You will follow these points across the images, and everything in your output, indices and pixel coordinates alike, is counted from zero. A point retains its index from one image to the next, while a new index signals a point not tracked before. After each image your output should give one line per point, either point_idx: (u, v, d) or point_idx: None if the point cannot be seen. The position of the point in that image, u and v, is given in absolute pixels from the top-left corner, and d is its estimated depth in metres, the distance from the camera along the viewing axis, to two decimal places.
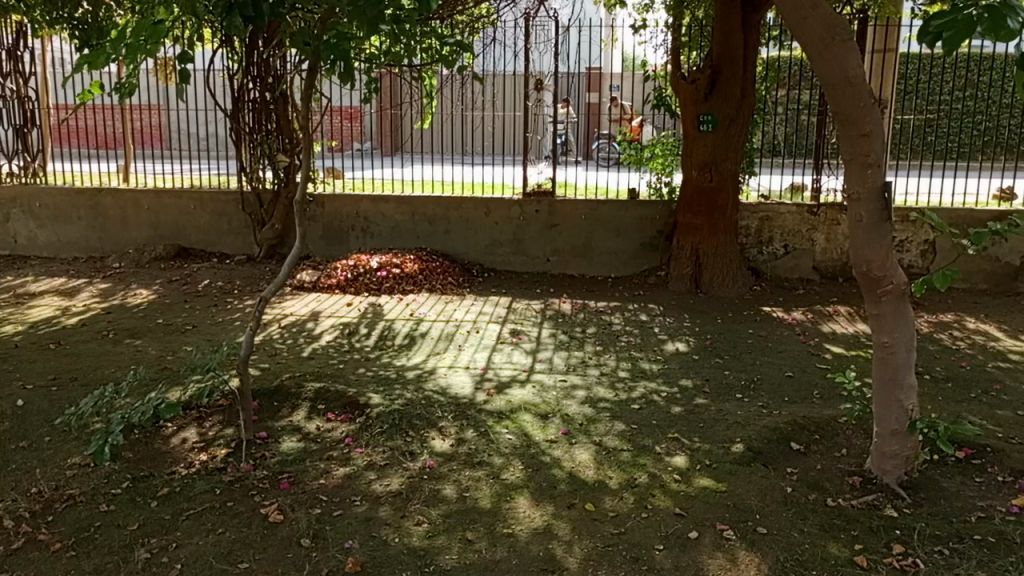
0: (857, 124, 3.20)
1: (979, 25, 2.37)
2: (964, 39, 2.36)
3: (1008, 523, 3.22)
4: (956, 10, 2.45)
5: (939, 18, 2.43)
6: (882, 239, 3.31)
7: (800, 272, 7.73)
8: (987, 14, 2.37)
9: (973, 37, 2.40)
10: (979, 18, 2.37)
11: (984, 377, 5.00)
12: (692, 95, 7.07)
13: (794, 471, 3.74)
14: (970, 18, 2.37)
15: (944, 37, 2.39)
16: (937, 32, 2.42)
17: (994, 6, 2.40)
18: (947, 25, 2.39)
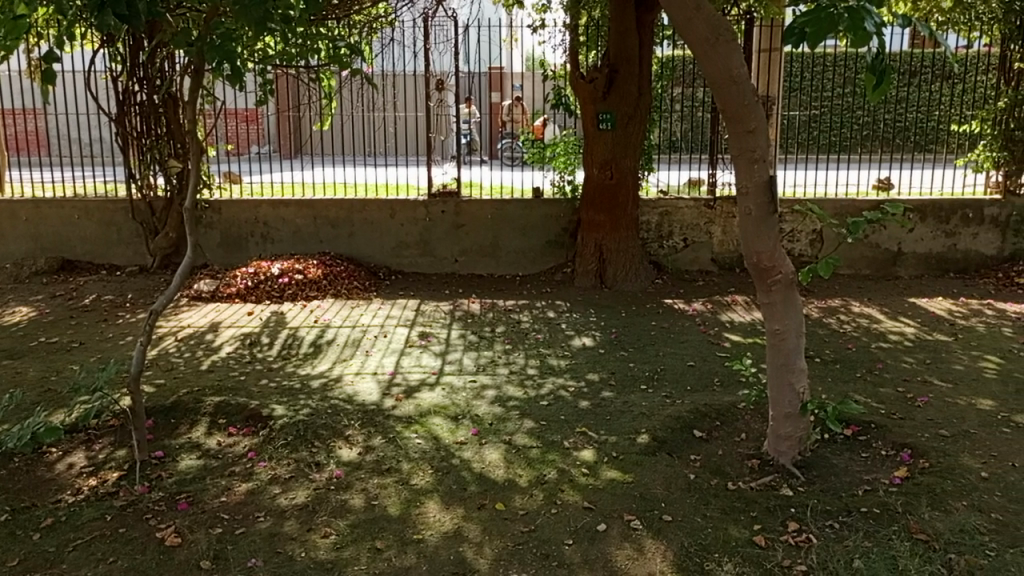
0: (742, 121, 3.33)
1: (839, 24, 2.54)
2: (824, 37, 2.53)
3: (892, 493, 3.40)
4: (821, 9, 2.60)
5: (806, 14, 2.60)
6: (769, 231, 3.46)
7: (699, 264, 8.00)
8: (848, 14, 2.54)
9: (833, 34, 2.58)
10: (840, 18, 2.55)
11: (868, 357, 5.30)
12: (590, 94, 7.20)
13: (696, 458, 3.86)
14: (831, 17, 2.54)
15: (807, 33, 2.58)
16: (801, 32, 2.58)
17: (855, 7, 2.57)
18: (810, 22, 2.57)
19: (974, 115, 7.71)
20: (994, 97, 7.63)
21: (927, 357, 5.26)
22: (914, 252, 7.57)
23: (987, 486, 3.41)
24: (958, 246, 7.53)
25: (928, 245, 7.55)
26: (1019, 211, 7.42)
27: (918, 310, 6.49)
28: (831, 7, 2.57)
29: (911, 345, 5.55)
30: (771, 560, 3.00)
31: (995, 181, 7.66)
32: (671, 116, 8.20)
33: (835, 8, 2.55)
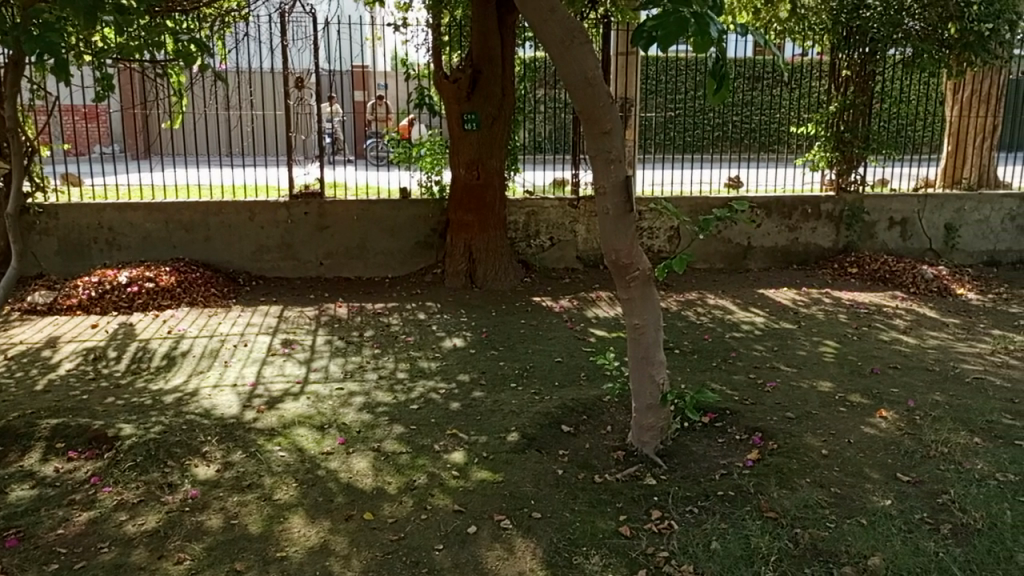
0: (598, 123, 3.41)
1: (688, 28, 2.65)
2: (674, 41, 2.63)
3: (744, 475, 3.59)
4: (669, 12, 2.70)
5: (656, 16, 2.69)
6: (626, 229, 3.56)
7: (565, 262, 8.17)
8: (695, 19, 2.65)
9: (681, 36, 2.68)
10: (687, 23, 2.65)
11: (723, 346, 5.60)
12: (455, 94, 7.19)
13: (565, 453, 3.92)
14: (680, 21, 2.65)
15: (657, 35, 2.67)
16: (651, 35, 2.67)
17: (701, 12, 2.68)
18: (661, 24, 2.66)
19: (810, 118, 8.35)
20: (825, 102, 8.26)
21: (775, 345, 5.62)
22: (762, 246, 8.08)
23: (827, 463, 3.67)
24: (799, 240, 8.11)
25: (773, 239, 8.09)
26: (850, 206, 8.08)
27: (766, 300, 6.93)
28: (679, 11, 2.67)
29: (760, 334, 5.91)
30: (636, 549, 3.09)
31: (830, 179, 8.31)
32: (535, 117, 8.32)
33: (683, 13, 2.66)
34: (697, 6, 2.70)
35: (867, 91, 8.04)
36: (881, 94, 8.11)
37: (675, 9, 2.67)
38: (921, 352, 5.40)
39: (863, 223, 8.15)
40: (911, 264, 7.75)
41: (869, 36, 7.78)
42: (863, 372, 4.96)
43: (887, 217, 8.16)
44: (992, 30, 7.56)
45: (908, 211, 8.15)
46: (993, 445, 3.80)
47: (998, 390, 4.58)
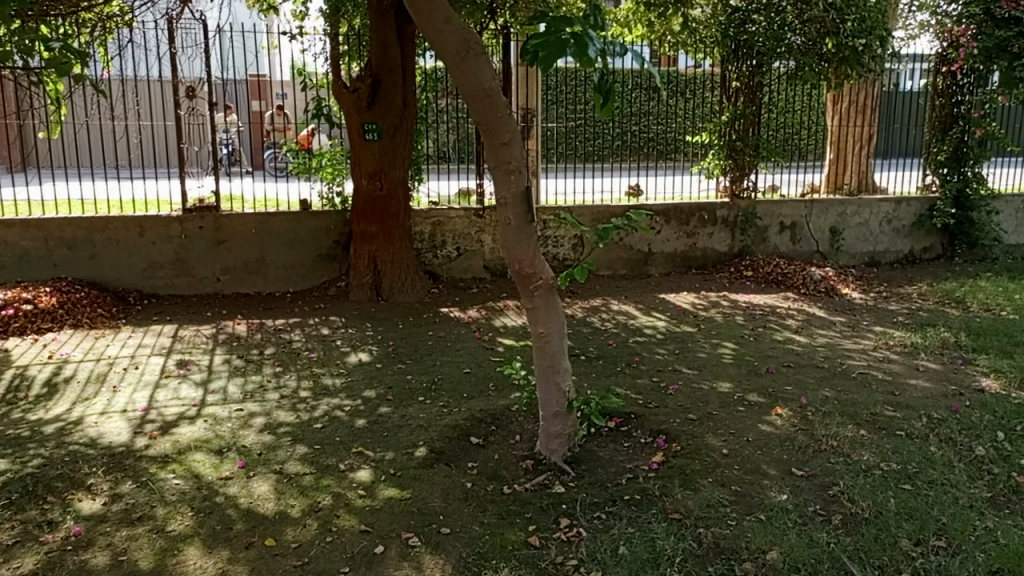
0: (497, 133, 3.41)
1: (567, 49, 2.68)
2: (553, 60, 2.67)
3: (649, 478, 3.66)
4: (553, 31, 2.74)
5: (538, 38, 2.72)
6: (528, 239, 3.57)
7: (473, 271, 8.15)
8: (574, 40, 2.68)
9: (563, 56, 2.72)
10: (567, 43, 2.69)
11: (627, 351, 5.71)
12: (355, 104, 7.07)
13: (473, 465, 3.90)
14: (559, 42, 2.68)
15: (539, 56, 2.70)
16: (534, 52, 2.71)
17: (580, 34, 2.71)
18: (541, 46, 2.69)
19: (704, 127, 8.66)
20: (718, 111, 8.59)
21: (676, 348, 5.77)
22: (662, 252, 8.31)
23: (728, 461, 3.79)
24: (697, 245, 8.39)
25: (672, 245, 8.33)
26: (743, 212, 8.42)
27: (667, 305, 7.12)
28: (559, 33, 2.70)
29: (662, 338, 6.06)
30: (546, 559, 3.10)
31: (724, 186, 8.62)
32: (438, 126, 8.27)
33: (563, 34, 2.69)
34: (577, 28, 2.73)
35: (756, 101, 8.44)
36: (768, 105, 8.50)
37: (555, 31, 2.71)
38: (811, 350, 5.68)
39: (756, 228, 8.50)
40: (801, 266, 8.15)
41: (755, 49, 8.18)
42: (759, 372, 5.16)
43: (778, 222, 8.55)
44: (866, 45, 7.94)
45: (797, 215, 8.57)
46: (877, 436, 4.02)
47: (881, 383, 4.85)
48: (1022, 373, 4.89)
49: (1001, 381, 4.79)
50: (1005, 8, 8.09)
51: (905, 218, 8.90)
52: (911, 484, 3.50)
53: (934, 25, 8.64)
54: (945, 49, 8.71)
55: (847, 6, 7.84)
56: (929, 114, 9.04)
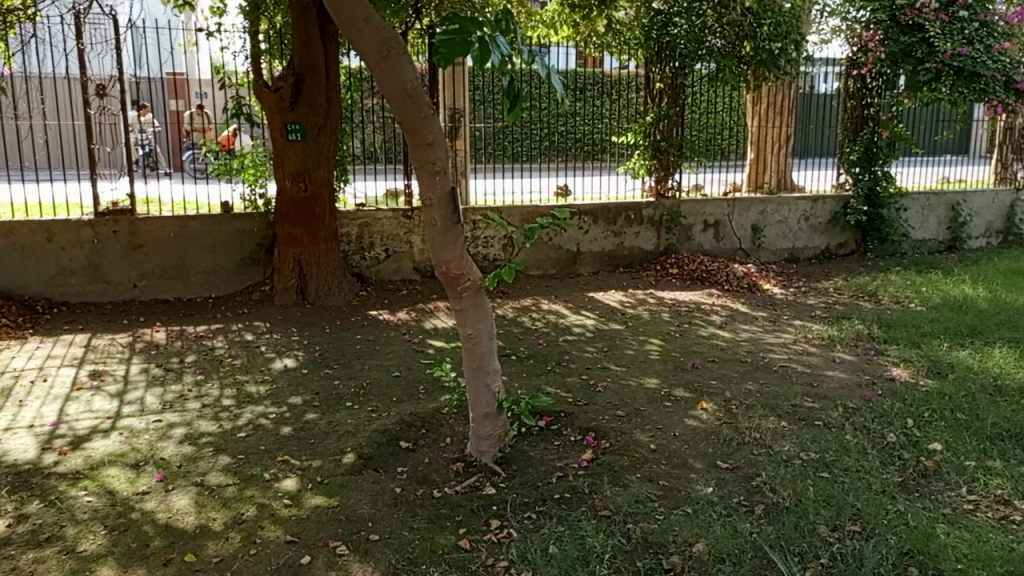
0: (420, 133, 3.38)
1: (471, 51, 2.66)
2: (455, 61, 2.65)
3: (579, 476, 3.69)
4: (462, 32, 2.71)
5: (446, 36, 2.70)
6: (455, 240, 3.54)
7: (402, 273, 8.05)
8: (479, 44, 2.66)
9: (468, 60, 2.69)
10: (471, 46, 2.66)
11: (557, 350, 5.74)
12: (277, 104, 6.90)
13: (403, 469, 3.84)
14: (464, 43, 2.66)
15: (442, 53, 2.67)
16: (439, 51, 2.68)
17: (488, 38, 2.69)
18: (447, 44, 2.67)
19: (630, 127, 8.79)
20: (642, 112, 8.74)
21: (605, 346, 5.84)
22: (591, 251, 8.40)
23: (655, 457, 3.85)
24: (625, 244, 8.52)
25: (600, 245, 8.43)
26: (668, 211, 8.59)
27: (596, 303, 7.20)
28: (467, 34, 2.68)
29: (591, 336, 6.12)
30: (476, 561, 3.08)
31: (650, 185, 8.78)
32: (365, 127, 8.14)
33: (470, 36, 2.67)
34: (486, 32, 2.71)
35: (678, 102, 8.64)
36: (690, 106, 8.70)
37: (463, 32, 2.68)
38: (734, 345, 5.83)
39: (681, 227, 8.69)
40: (724, 263, 8.37)
41: (677, 51, 8.35)
42: (685, 367, 5.27)
43: (702, 220, 8.76)
44: (782, 49, 8.29)
45: (720, 214, 8.80)
46: (797, 427, 4.15)
47: (800, 375, 5.02)
48: (929, 362, 5.13)
49: (911, 370, 5.02)
50: (909, 15, 8.65)
51: (821, 216, 9.25)
52: (828, 472, 3.63)
53: (846, 30, 9.06)
54: (855, 53, 9.09)
55: (763, 10, 8.15)
56: (841, 116, 9.39)
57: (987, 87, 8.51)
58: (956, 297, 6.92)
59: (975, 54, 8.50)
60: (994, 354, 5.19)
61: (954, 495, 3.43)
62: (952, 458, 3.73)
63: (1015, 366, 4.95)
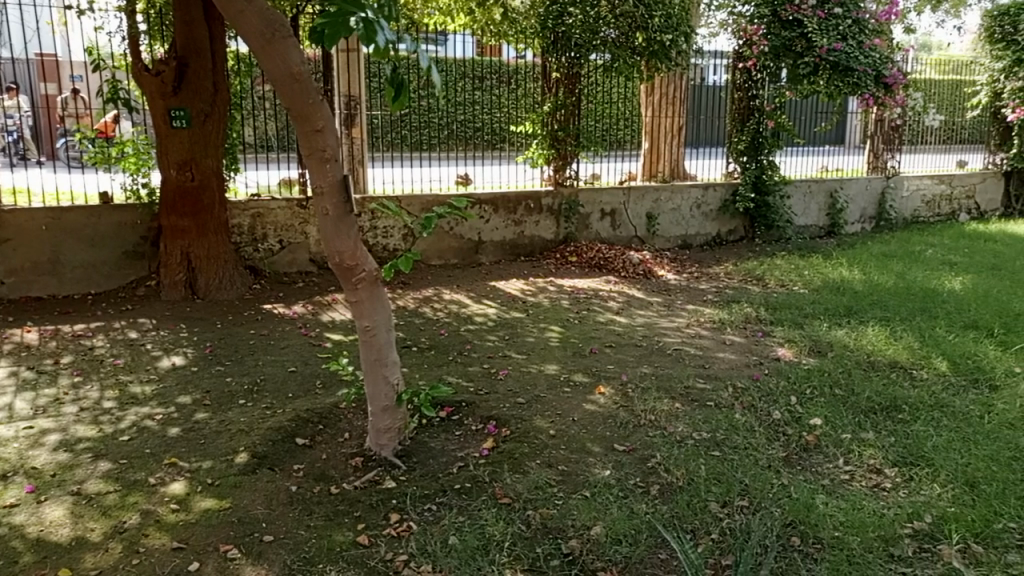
0: (310, 120, 3.26)
1: (356, 32, 2.57)
2: (337, 40, 2.56)
3: (480, 465, 3.69)
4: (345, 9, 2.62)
5: (328, 15, 2.59)
6: (348, 230, 3.45)
7: (298, 265, 7.81)
8: (363, 26, 2.56)
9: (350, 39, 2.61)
10: (354, 25, 2.57)
11: (458, 340, 5.72)
12: (158, 89, 6.53)
13: (299, 467, 3.73)
14: (347, 24, 2.56)
15: (326, 33, 2.58)
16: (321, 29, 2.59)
17: (371, 19, 2.61)
18: (330, 23, 2.57)
19: (527, 116, 8.81)
20: (539, 101, 8.79)
21: (506, 334, 5.86)
22: (491, 240, 8.41)
23: (555, 442, 3.90)
24: (525, 233, 8.57)
25: (501, 234, 8.45)
26: (567, 200, 8.70)
27: (497, 292, 7.22)
28: (350, 14, 2.58)
29: (492, 325, 6.13)
30: (375, 557, 3.03)
31: (548, 175, 8.87)
32: (256, 114, 7.83)
33: (353, 16, 2.58)
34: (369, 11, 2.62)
35: (575, 92, 8.75)
36: (587, 96, 8.88)
37: (347, 11, 2.58)
38: (631, 330, 5.97)
39: (579, 215, 8.82)
40: (621, 251, 8.56)
41: (573, 41, 8.42)
42: (584, 353, 5.36)
43: (599, 209, 8.92)
44: (672, 41, 8.50)
45: (616, 203, 8.99)
46: (690, 407, 4.30)
47: (692, 358, 5.20)
48: (811, 341, 5.42)
49: (794, 350, 5.28)
50: (789, 10, 9.09)
51: (712, 204, 9.60)
52: (719, 450, 3.77)
53: (731, 25, 9.37)
54: (741, 46, 9.40)
55: (654, 2, 8.34)
56: (729, 107, 9.73)
57: (858, 81, 9.10)
58: (834, 280, 7.34)
59: (847, 50, 9.06)
60: (868, 333, 5.53)
61: (832, 466, 3.64)
62: (830, 431, 3.95)
63: (886, 343, 5.29)
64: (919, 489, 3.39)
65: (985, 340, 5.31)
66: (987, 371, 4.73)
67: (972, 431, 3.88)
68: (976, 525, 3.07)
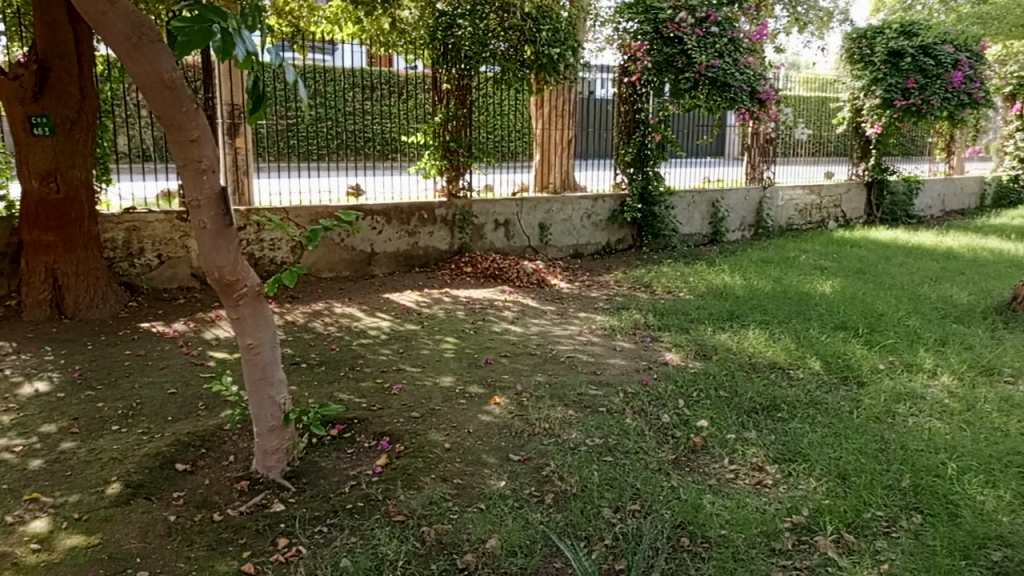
0: (183, 129, 3.09)
1: (213, 42, 2.41)
2: (195, 49, 2.40)
3: (373, 483, 3.59)
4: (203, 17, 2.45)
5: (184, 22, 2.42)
6: (228, 244, 3.29)
7: (179, 281, 7.41)
8: (223, 36, 2.41)
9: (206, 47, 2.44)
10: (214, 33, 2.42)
11: (350, 355, 5.58)
12: (16, 93, 6.06)
13: (179, 495, 3.52)
14: (206, 32, 2.40)
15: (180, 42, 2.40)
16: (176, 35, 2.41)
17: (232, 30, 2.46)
18: (185, 31, 2.39)
19: (418, 127, 8.75)
20: (430, 113, 8.74)
21: (400, 347, 5.77)
22: (384, 252, 8.28)
23: (450, 456, 3.85)
24: (418, 244, 8.49)
25: (394, 245, 8.33)
26: (460, 210, 8.69)
27: (391, 304, 7.11)
28: (208, 23, 2.42)
29: (386, 338, 6.02)
30: None
31: (441, 186, 8.83)
32: (129, 122, 7.41)
33: (213, 25, 2.42)
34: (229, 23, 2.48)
35: (466, 104, 8.77)
36: (478, 108, 8.87)
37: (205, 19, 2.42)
38: (525, 339, 6.00)
39: (473, 226, 8.83)
40: (515, 261, 8.63)
41: (462, 53, 8.48)
42: (479, 363, 5.34)
43: (492, 219, 8.96)
44: (560, 54, 8.70)
45: (509, 214, 9.06)
46: (583, 414, 4.36)
47: (585, 365, 5.28)
48: (696, 345, 5.63)
49: (681, 354, 5.46)
50: (670, 28, 9.42)
51: (602, 213, 9.84)
52: (611, 456, 3.84)
53: (617, 40, 9.69)
54: (625, 62, 9.75)
55: (541, 17, 8.52)
56: (616, 120, 10.01)
57: (736, 96, 9.59)
58: (717, 286, 7.65)
59: (724, 67, 9.52)
60: (748, 336, 5.79)
61: (718, 466, 3.77)
62: (716, 432, 4.10)
63: (765, 345, 5.56)
64: (797, 484, 3.55)
65: (853, 339, 5.67)
66: (855, 369, 5.05)
67: (843, 426, 4.13)
68: (848, 515, 3.24)
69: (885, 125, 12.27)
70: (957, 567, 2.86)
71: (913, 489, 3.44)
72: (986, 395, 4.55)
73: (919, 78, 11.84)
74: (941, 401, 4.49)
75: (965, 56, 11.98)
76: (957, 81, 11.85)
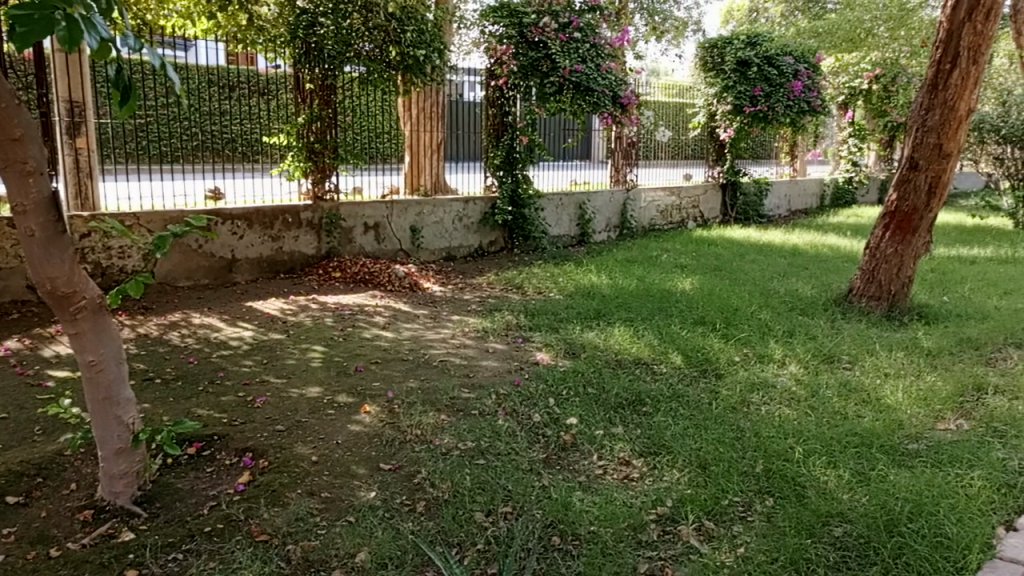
0: (3, 127, 2.79)
1: (57, 31, 2.11)
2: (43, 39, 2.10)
3: (234, 503, 3.40)
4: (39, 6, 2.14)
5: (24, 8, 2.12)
6: (61, 252, 3.00)
7: (12, 294, 6.75)
8: (68, 23, 2.12)
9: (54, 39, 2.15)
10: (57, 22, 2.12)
11: (209, 367, 5.27)
12: None
13: (11, 531, 3.19)
14: (47, 20, 2.10)
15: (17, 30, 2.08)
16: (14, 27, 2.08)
17: (79, 16, 2.18)
18: (23, 18, 2.08)
19: (282, 127, 8.37)
20: (293, 113, 8.40)
21: (264, 357, 5.52)
22: (246, 258, 7.90)
23: (317, 469, 3.71)
24: (283, 249, 8.17)
25: (257, 251, 7.97)
26: (327, 214, 8.43)
27: (254, 313, 6.79)
28: (50, 9, 2.13)
29: (249, 349, 5.74)
30: None
31: (306, 188, 8.59)
32: None
33: (55, 11, 2.12)
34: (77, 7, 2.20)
35: (331, 105, 8.52)
36: (342, 109, 8.61)
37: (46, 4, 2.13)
38: (396, 344, 5.90)
39: (341, 229, 8.60)
40: (385, 265, 8.49)
41: (325, 53, 8.15)
42: (348, 371, 5.19)
43: (361, 222, 8.76)
44: (425, 56, 8.63)
45: (378, 216, 8.89)
46: (455, 419, 4.33)
47: (457, 368, 5.26)
48: (566, 344, 5.73)
49: (551, 353, 5.55)
50: (535, 32, 9.59)
51: (473, 216, 9.86)
52: (483, 459, 3.83)
53: (484, 43, 9.75)
54: (492, 65, 9.76)
55: (406, 17, 8.44)
56: (483, 121, 10.10)
57: (599, 101, 9.90)
58: (585, 285, 7.85)
59: (588, 71, 9.80)
60: (614, 333, 5.96)
61: (587, 463, 3.85)
62: (585, 429, 4.18)
63: (630, 342, 5.74)
64: (661, 476, 3.68)
65: (711, 334, 5.96)
66: (713, 362, 5.31)
67: (702, 417, 4.32)
68: (708, 503, 3.39)
69: (736, 130, 13.02)
70: (804, 545, 3.05)
71: (765, 474, 3.64)
72: (828, 381, 4.91)
73: (765, 87, 12.67)
74: (789, 389, 4.80)
75: (804, 66, 13.01)
76: (797, 90, 12.79)
